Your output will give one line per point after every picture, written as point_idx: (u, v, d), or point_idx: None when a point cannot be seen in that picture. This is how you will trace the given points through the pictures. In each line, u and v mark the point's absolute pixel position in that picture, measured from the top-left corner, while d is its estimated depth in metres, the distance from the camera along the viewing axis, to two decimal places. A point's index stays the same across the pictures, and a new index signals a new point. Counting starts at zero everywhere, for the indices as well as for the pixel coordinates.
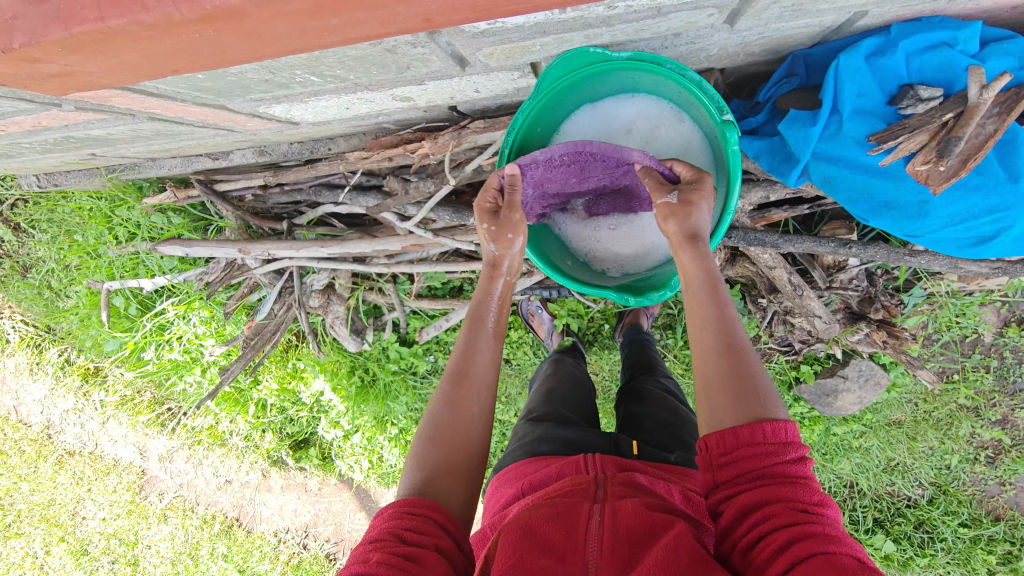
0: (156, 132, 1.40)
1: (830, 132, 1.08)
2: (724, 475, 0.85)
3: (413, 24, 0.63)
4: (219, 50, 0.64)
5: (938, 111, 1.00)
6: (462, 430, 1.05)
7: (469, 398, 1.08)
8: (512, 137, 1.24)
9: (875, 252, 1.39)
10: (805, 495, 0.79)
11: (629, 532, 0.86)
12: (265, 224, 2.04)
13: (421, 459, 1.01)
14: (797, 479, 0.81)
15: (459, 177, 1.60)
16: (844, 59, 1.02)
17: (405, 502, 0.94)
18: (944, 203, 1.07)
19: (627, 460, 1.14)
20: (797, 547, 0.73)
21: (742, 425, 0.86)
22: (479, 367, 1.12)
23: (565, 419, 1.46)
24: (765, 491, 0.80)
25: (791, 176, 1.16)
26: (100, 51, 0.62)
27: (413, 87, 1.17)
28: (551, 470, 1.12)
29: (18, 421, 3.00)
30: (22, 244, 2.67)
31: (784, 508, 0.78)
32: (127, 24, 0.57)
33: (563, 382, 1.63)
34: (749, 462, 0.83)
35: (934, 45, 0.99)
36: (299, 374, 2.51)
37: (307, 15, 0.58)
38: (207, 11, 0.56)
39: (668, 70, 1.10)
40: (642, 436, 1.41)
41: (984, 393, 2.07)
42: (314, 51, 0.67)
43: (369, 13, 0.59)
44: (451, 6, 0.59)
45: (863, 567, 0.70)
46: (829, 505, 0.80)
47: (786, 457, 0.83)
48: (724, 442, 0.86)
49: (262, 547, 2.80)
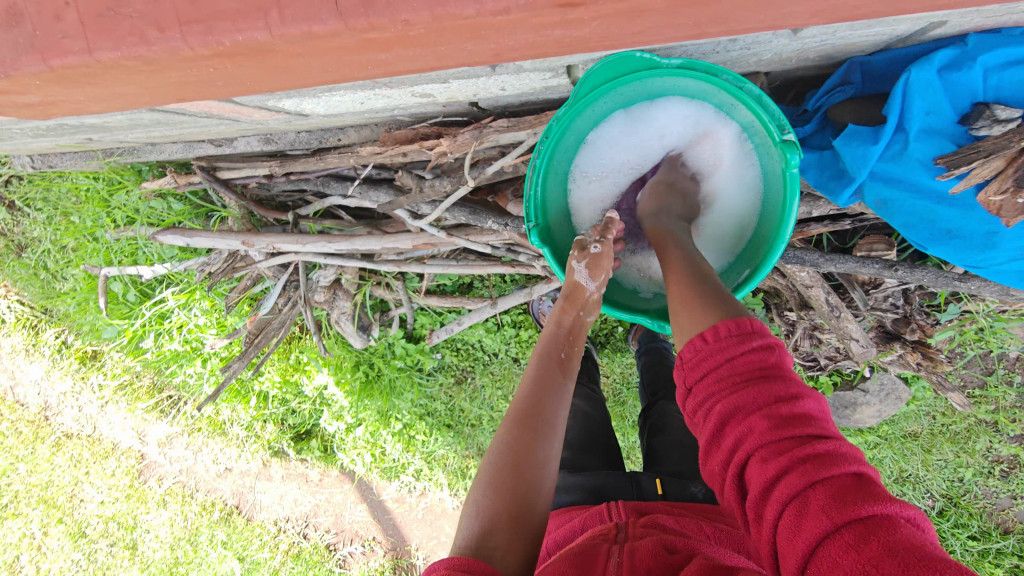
0: (155, 121, 1.31)
1: (893, 152, 0.99)
2: (699, 385, 0.86)
3: (467, 47, 0.56)
4: (228, 81, 0.62)
5: (1016, 133, 0.89)
6: (531, 475, 0.96)
7: (539, 444, 1.00)
8: (545, 146, 1.16)
9: (924, 275, 1.30)
10: (780, 391, 0.77)
11: (649, 568, 0.80)
12: (270, 214, 1.95)
13: (480, 505, 0.94)
14: (771, 374, 0.80)
15: (479, 178, 1.50)
16: (915, 72, 0.93)
17: (458, 565, 0.82)
18: (1014, 235, 0.99)
19: (647, 504, 1.08)
20: (773, 454, 0.72)
21: (708, 328, 0.89)
22: (550, 411, 1.05)
23: (584, 467, 1.42)
24: (737, 397, 0.80)
25: (842, 195, 1.07)
26: (87, 83, 0.59)
27: (436, 85, 1.08)
28: (575, 524, 1.07)
29: (15, 401, 2.94)
30: (17, 222, 2.57)
31: (758, 412, 0.77)
32: (121, 57, 0.55)
33: (580, 420, 1.59)
34: (720, 372, 0.84)
35: (1014, 61, 0.91)
36: (301, 367, 2.44)
37: (352, 50, 0.56)
38: (225, 46, 0.54)
39: (724, 81, 1.02)
40: (668, 468, 1.37)
41: (1004, 408, 2.00)
42: (347, 76, 0.64)
43: (427, 49, 0.57)
44: (514, 32, 0.52)
45: (845, 470, 0.68)
46: (812, 397, 0.77)
47: (751, 352, 0.82)
48: (694, 353, 0.88)
49: (261, 536, 2.77)
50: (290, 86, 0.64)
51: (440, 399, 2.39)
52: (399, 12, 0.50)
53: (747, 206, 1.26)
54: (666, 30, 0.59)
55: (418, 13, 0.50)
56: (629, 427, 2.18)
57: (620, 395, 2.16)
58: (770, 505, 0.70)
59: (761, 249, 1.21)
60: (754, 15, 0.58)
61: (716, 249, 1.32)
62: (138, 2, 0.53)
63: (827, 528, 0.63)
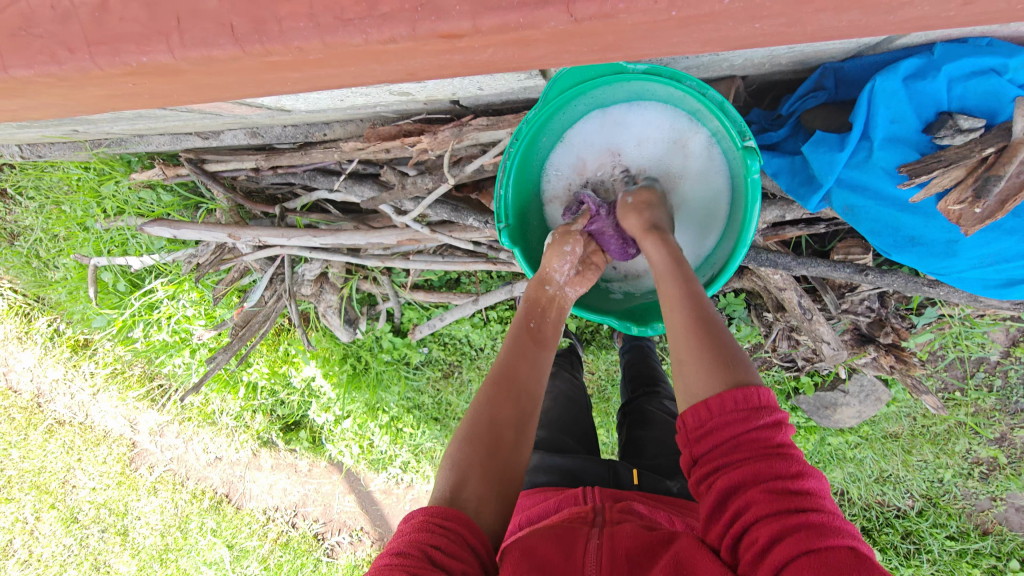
0: (135, 116, 1.32)
1: (858, 159, 1.01)
2: (700, 448, 0.86)
3: (400, 65, 0.57)
4: (160, 94, 0.61)
5: (977, 144, 0.91)
6: (508, 436, 0.99)
7: (511, 399, 1.04)
8: (516, 146, 1.18)
9: (892, 281, 1.32)
10: (782, 467, 0.77)
11: (628, 553, 0.82)
12: (258, 208, 1.95)
13: (458, 460, 0.95)
14: (775, 450, 0.80)
15: (459, 176, 1.52)
16: (879, 80, 0.94)
17: (435, 514, 0.85)
18: (974, 244, 1.01)
19: (621, 492, 1.10)
20: (779, 540, 0.70)
21: (713, 396, 0.87)
22: (524, 372, 1.09)
23: (561, 449, 1.44)
24: (738, 471, 0.79)
25: (810, 201, 1.08)
26: (18, 94, 0.58)
27: (411, 84, 1.09)
28: (550, 504, 1.08)
29: (8, 388, 2.96)
30: (9, 211, 2.58)
31: (761, 489, 0.76)
32: (35, 74, 0.54)
33: (559, 404, 1.61)
34: (721, 442, 0.83)
35: (980, 71, 0.91)
36: (290, 359, 2.46)
37: (259, 70, 0.55)
38: (132, 66, 0.53)
39: (687, 87, 1.04)
40: (645, 462, 1.40)
41: (983, 411, 2.02)
42: (276, 91, 0.65)
43: (337, 69, 0.56)
44: (431, 53, 0.53)
45: (857, 556, 0.66)
46: (814, 477, 0.78)
47: (757, 424, 0.82)
48: (699, 415, 0.87)
49: (250, 524, 2.80)
50: (228, 96, 0.65)
51: (427, 392, 2.41)
52: (289, 38, 0.49)
53: (715, 213, 1.26)
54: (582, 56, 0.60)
55: (309, 41, 0.49)
56: (613, 423, 2.19)
57: (605, 392, 2.18)
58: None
59: (725, 250, 1.22)
60: (640, 43, 0.53)
61: (681, 252, 1.32)
62: (46, 22, 0.51)
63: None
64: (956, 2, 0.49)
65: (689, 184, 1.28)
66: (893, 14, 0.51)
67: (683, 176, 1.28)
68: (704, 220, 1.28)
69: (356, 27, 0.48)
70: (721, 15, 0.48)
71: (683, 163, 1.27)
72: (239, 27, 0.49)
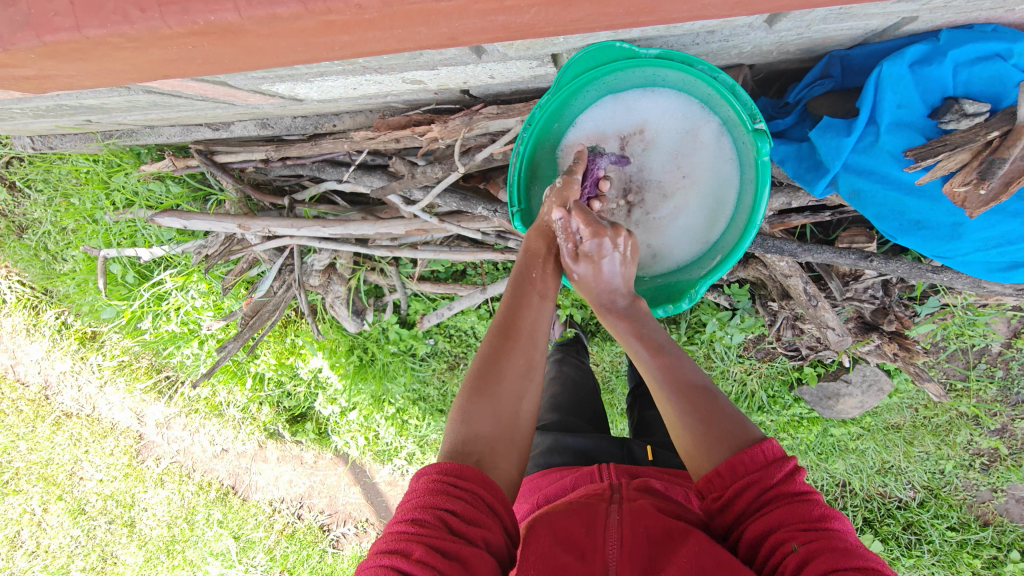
0: (153, 104, 1.35)
1: (865, 144, 1.03)
2: (725, 515, 0.87)
3: (429, 22, 0.61)
4: (212, 60, 0.67)
5: (982, 128, 0.93)
6: (514, 390, 1.02)
7: (518, 350, 1.06)
8: (529, 132, 1.21)
9: (897, 267, 1.34)
10: (807, 511, 0.80)
11: (648, 533, 0.84)
12: (267, 199, 1.97)
13: (467, 413, 0.97)
14: (796, 497, 0.83)
15: (468, 164, 1.54)
16: (886, 66, 0.97)
17: (450, 473, 0.88)
18: (979, 227, 1.03)
19: (637, 469, 1.11)
20: (812, 566, 0.72)
21: (724, 463, 0.90)
22: (529, 322, 1.12)
23: (573, 429, 1.45)
24: (765, 519, 0.81)
25: (817, 186, 1.11)
26: (75, 57, 0.63)
27: (425, 71, 1.11)
28: (566, 481, 1.10)
29: (15, 380, 2.97)
30: (18, 204, 2.59)
31: (790, 531, 0.78)
32: (106, 34, 0.60)
33: (567, 389, 1.63)
34: (742, 499, 0.85)
35: (985, 57, 0.93)
36: (297, 350, 2.49)
37: (314, 31, 0.61)
38: (199, 25, 0.59)
39: (698, 71, 1.07)
40: (657, 440, 1.44)
41: (985, 402, 2.04)
42: (320, 59, 0.71)
43: (386, 31, 0.63)
44: (464, 5, 0.57)
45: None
46: (838, 517, 0.81)
47: (774, 480, 0.85)
48: (713, 485, 0.90)
49: (256, 515, 2.82)
50: (274, 64, 0.70)
51: (433, 384, 2.43)
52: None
53: (722, 203, 1.28)
54: (605, 20, 0.65)
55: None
56: (617, 414, 2.22)
57: (609, 383, 2.20)
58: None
59: (734, 234, 1.24)
60: (677, 3, 0.61)
61: (688, 240, 1.33)
62: None
63: None
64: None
65: (700, 172, 1.30)
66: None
67: (695, 167, 1.30)
68: (712, 207, 1.30)
69: None
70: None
71: (696, 153, 1.29)
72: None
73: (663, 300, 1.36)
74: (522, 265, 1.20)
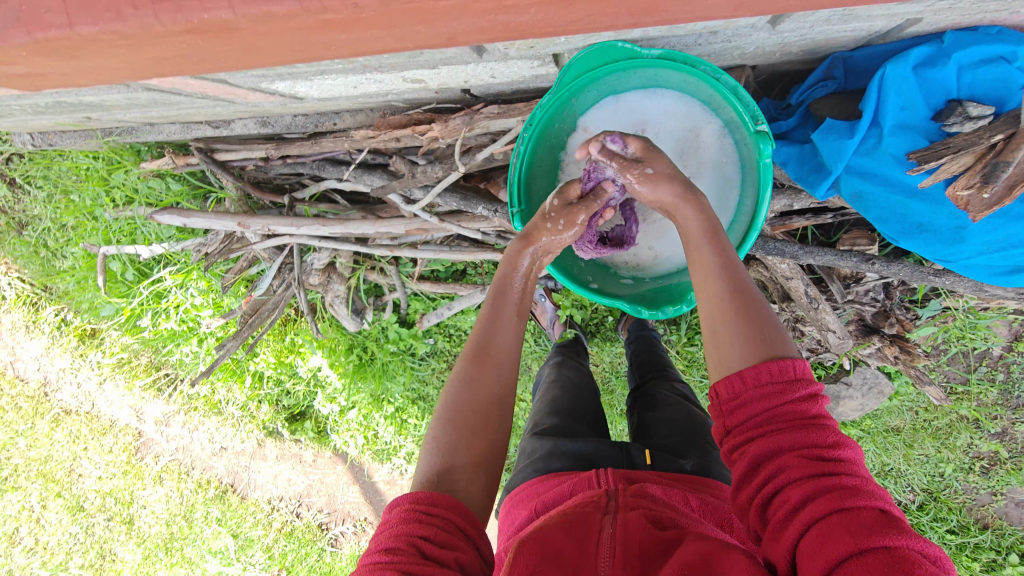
0: (152, 101, 1.34)
1: (868, 146, 1.02)
2: (734, 420, 0.86)
3: (428, 20, 0.60)
4: (207, 58, 0.66)
5: (986, 130, 0.93)
6: (485, 417, 1.02)
7: (489, 376, 1.05)
8: (529, 132, 1.20)
9: (899, 270, 1.34)
10: (820, 438, 0.79)
11: (641, 546, 0.84)
12: (266, 197, 1.96)
13: (440, 443, 0.98)
14: (811, 420, 0.81)
15: (469, 164, 1.54)
16: (890, 68, 0.96)
17: (421, 501, 0.88)
18: (982, 230, 1.03)
19: (635, 473, 1.11)
20: (811, 503, 0.73)
21: (747, 367, 0.87)
22: (501, 343, 1.10)
23: (572, 434, 1.43)
24: (779, 437, 0.80)
25: (819, 188, 1.10)
26: (70, 54, 0.63)
27: (426, 70, 1.10)
28: (563, 488, 1.10)
29: (15, 376, 2.97)
30: (18, 200, 2.59)
31: (796, 457, 0.78)
32: (99, 32, 0.59)
33: (567, 392, 1.62)
34: (756, 414, 0.84)
35: (990, 59, 0.93)
36: (296, 349, 2.48)
37: (311, 29, 0.61)
38: (194, 23, 0.59)
39: (701, 72, 1.07)
40: (657, 443, 1.42)
41: (986, 405, 2.03)
42: (317, 58, 0.70)
43: (384, 30, 0.62)
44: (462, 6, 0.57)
45: (885, 519, 0.69)
46: (849, 445, 0.80)
47: (794, 396, 0.83)
48: (733, 387, 0.88)
49: (255, 514, 2.82)
50: (271, 63, 0.70)
51: (432, 383, 2.42)
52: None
53: (725, 204, 1.27)
54: (606, 20, 0.65)
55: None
56: (617, 415, 2.22)
57: (609, 383, 2.20)
58: (789, 544, 0.73)
59: (734, 237, 1.25)
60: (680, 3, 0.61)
61: None
62: None
63: (854, 550, 0.66)
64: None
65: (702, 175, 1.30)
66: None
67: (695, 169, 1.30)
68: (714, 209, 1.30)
69: None
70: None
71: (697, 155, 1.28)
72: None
73: (662, 303, 1.36)
74: (500, 280, 1.18)
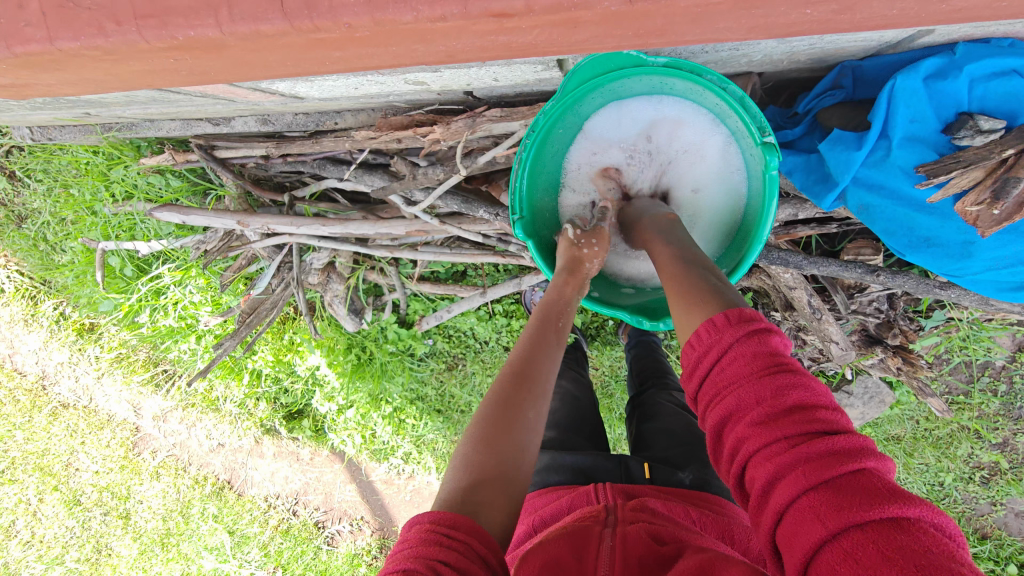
0: (150, 100, 1.33)
1: (876, 158, 1.00)
2: (702, 384, 0.84)
3: (422, 39, 0.59)
4: (197, 71, 0.65)
5: (998, 144, 0.91)
6: (518, 439, 0.94)
7: (525, 397, 0.99)
8: (532, 138, 1.18)
9: (904, 282, 1.32)
10: (782, 382, 0.75)
11: (640, 559, 0.82)
12: (266, 195, 1.94)
13: (466, 456, 0.91)
14: (774, 364, 0.77)
15: (470, 167, 1.52)
16: (900, 79, 0.94)
17: (441, 522, 0.80)
18: (990, 246, 1.01)
19: (634, 487, 1.10)
20: (770, 477, 0.69)
21: (700, 326, 0.88)
22: (536, 366, 1.05)
23: (571, 447, 1.44)
24: (742, 390, 0.77)
25: (826, 200, 1.08)
26: (54, 67, 0.62)
27: (427, 74, 1.08)
28: (563, 502, 1.09)
29: (12, 369, 2.96)
30: (18, 193, 2.57)
31: (762, 410, 0.74)
32: (81, 47, 0.58)
33: (566, 405, 1.61)
34: (720, 370, 0.81)
35: (1001, 72, 0.91)
36: (295, 347, 2.47)
37: (301, 46, 0.59)
38: (179, 40, 0.58)
39: (707, 81, 1.05)
40: (656, 455, 1.39)
41: (988, 415, 2.02)
42: (311, 70, 0.69)
43: (378, 48, 0.61)
44: (457, 25, 0.56)
45: (852, 484, 0.64)
46: (809, 388, 0.74)
47: (753, 345, 0.79)
48: (696, 353, 0.86)
49: (252, 511, 2.82)
50: (266, 74, 0.69)
51: (431, 384, 2.42)
52: (339, 15, 0.54)
53: (731, 213, 1.28)
54: (607, 42, 0.63)
55: (359, 17, 0.54)
56: (616, 419, 2.21)
57: (609, 387, 2.18)
58: (772, 508, 0.68)
59: (740, 248, 1.23)
60: (689, 27, 0.60)
61: None
62: None
63: (830, 520, 0.61)
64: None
65: (706, 185, 1.30)
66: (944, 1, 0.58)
67: (698, 178, 1.30)
68: (720, 220, 1.29)
69: (412, 5, 0.53)
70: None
71: (701, 164, 1.28)
72: (290, 3, 0.54)
73: (663, 314, 1.33)
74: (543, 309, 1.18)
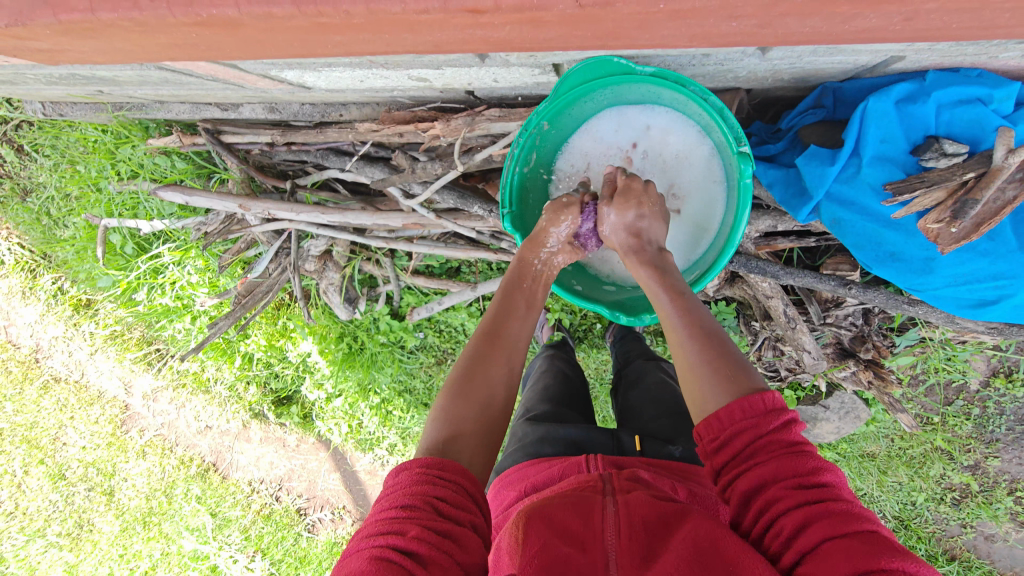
0: (164, 79, 1.38)
1: (848, 174, 1.08)
2: (720, 459, 0.87)
3: (421, 28, 0.65)
4: (214, 44, 0.71)
5: (960, 168, 0.99)
6: (496, 391, 1.06)
7: (501, 358, 1.11)
8: (524, 136, 1.23)
9: (874, 296, 1.38)
10: (800, 464, 0.80)
11: (645, 522, 0.83)
12: (269, 181, 2.00)
13: (450, 411, 1.01)
14: (792, 449, 0.83)
15: (467, 163, 1.58)
16: (873, 101, 1.01)
17: (432, 465, 0.90)
18: (950, 263, 1.09)
19: (626, 460, 1.13)
20: (804, 528, 0.73)
21: (722, 408, 0.90)
22: (513, 332, 1.17)
23: (564, 420, 1.47)
24: (759, 471, 0.81)
25: (801, 212, 1.14)
26: (88, 32, 0.67)
27: (430, 70, 1.14)
28: (554, 471, 1.11)
29: (7, 341, 3.00)
30: (24, 166, 2.61)
31: (783, 487, 0.79)
32: (116, 18, 0.64)
33: (559, 382, 1.65)
34: (738, 448, 0.86)
35: (967, 100, 0.98)
36: (288, 333, 2.51)
37: (309, 29, 0.65)
38: (202, 17, 0.63)
39: (690, 92, 1.10)
40: (646, 426, 1.45)
41: (960, 438, 2.04)
42: (322, 51, 0.75)
43: (374, 34, 0.67)
44: (452, 19, 0.62)
45: (876, 539, 0.69)
46: (830, 470, 0.80)
47: (770, 428, 0.85)
48: (712, 427, 0.90)
49: (235, 494, 2.85)
50: (276, 53, 0.74)
51: (419, 376, 2.45)
52: (339, 4, 0.60)
53: (708, 224, 1.32)
54: (578, 42, 0.69)
55: (356, 6, 0.60)
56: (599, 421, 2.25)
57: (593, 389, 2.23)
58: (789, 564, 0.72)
59: (715, 252, 1.29)
60: (637, 31, 0.66)
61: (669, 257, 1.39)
62: None
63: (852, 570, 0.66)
64: (895, 16, 0.62)
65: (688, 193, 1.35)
66: (846, 21, 0.63)
67: (680, 185, 1.35)
68: (697, 227, 1.34)
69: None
70: (701, 11, 0.60)
71: (687, 172, 1.33)
72: None
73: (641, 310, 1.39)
74: (509, 280, 1.27)
